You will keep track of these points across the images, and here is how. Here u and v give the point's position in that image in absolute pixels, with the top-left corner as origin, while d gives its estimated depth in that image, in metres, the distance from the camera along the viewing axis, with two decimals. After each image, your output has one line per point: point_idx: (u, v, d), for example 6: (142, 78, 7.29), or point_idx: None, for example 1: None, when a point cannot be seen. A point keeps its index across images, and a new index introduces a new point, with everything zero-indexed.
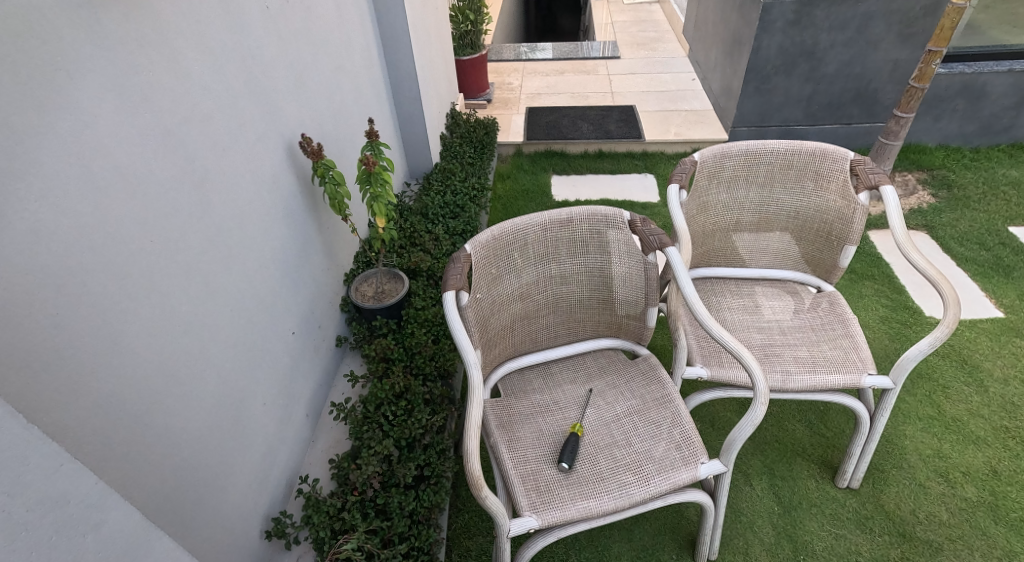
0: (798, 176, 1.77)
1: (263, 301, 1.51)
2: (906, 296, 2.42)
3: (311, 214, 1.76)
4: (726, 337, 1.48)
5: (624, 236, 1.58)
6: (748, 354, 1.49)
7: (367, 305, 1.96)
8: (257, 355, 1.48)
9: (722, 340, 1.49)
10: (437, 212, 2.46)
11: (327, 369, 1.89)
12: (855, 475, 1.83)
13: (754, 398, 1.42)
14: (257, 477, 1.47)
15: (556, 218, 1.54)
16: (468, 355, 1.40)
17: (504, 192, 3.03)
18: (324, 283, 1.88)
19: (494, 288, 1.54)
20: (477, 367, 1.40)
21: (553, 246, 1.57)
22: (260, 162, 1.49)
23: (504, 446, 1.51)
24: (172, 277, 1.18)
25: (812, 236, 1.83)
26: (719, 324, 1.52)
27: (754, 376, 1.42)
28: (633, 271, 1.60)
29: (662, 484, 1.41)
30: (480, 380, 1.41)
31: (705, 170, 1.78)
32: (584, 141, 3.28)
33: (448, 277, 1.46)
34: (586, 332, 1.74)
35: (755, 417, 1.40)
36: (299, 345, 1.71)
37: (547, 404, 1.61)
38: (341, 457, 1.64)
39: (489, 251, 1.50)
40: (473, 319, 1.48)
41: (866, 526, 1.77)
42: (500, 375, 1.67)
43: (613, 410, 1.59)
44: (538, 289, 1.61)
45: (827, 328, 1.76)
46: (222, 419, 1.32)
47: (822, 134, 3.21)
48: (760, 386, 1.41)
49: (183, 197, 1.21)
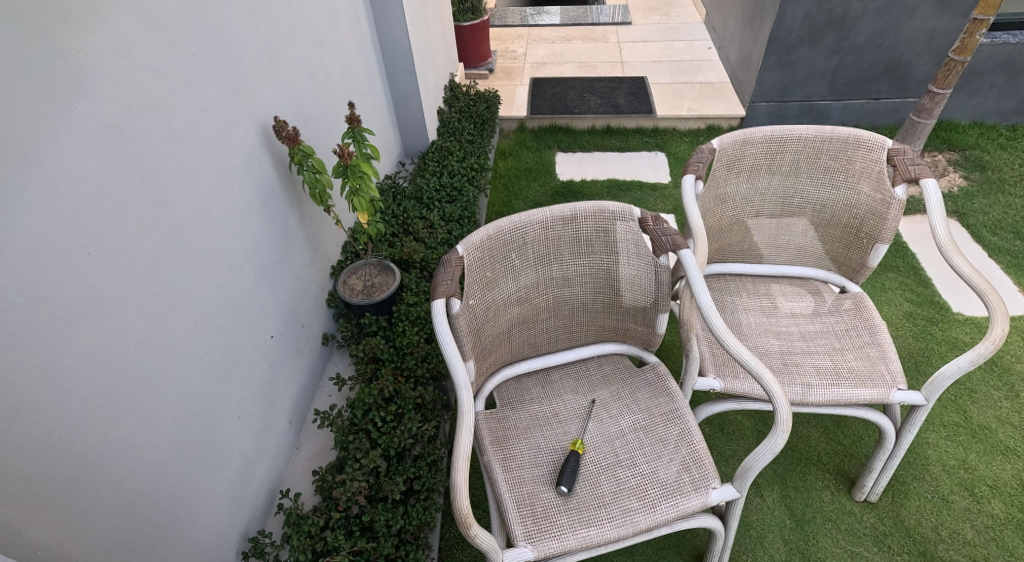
0: (828, 166, 1.60)
1: (235, 307, 1.37)
2: (932, 290, 2.27)
3: (291, 205, 1.60)
4: (746, 355, 1.33)
5: (632, 235, 1.43)
6: (768, 372, 1.34)
7: (356, 301, 1.82)
8: (228, 366, 1.34)
9: (738, 358, 1.35)
10: (432, 195, 2.29)
11: (314, 371, 1.76)
12: (873, 489, 1.73)
13: (774, 422, 1.26)
14: (230, 499, 1.36)
15: (558, 214, 1.40)
16: (457, 373, 1.26)
17: (504, 173, 2.86)
18: (309, 278, 1.74)
19: (489, 293, 1.40)
20: (468, 387, 1.26)
21: (555, 245, 1.43)
22: (228, 151, 1.33)
23: (499, 465, 1.39)
24: (118, 292, 1.04)
25: (839, 231, 1.67)
26: (735, 339, 1.37)
27: (771, 397, 1.28)
28: (641, 273, 1.46)
29: (668, 512, 1.30)
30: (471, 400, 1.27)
31: (725, 159, 1.61)
32: (591, 116, 3.07)
33: (436, 283, 1.32)
34: (589, 337, 1.60)
35: (774, 446, 1.23)
36: (280, 348, 1.57)
37: (545, 416, 1.49)
38: (325, 469, 1.55)
39: (484, 251, 1.36)
40: (465, 329, 1.35)
41: (884, 545, 1.69)
42: (496, 384, 1.55)
43: (617, 425, 1.46)
44: (538, 292, 1.47)
45: (852, 334, 1.61)
46: (187, 441, 1.21)
47: (847, 110, 3.00)
48: (781, 413, 1.26)
49: (132, 199, 1.07)
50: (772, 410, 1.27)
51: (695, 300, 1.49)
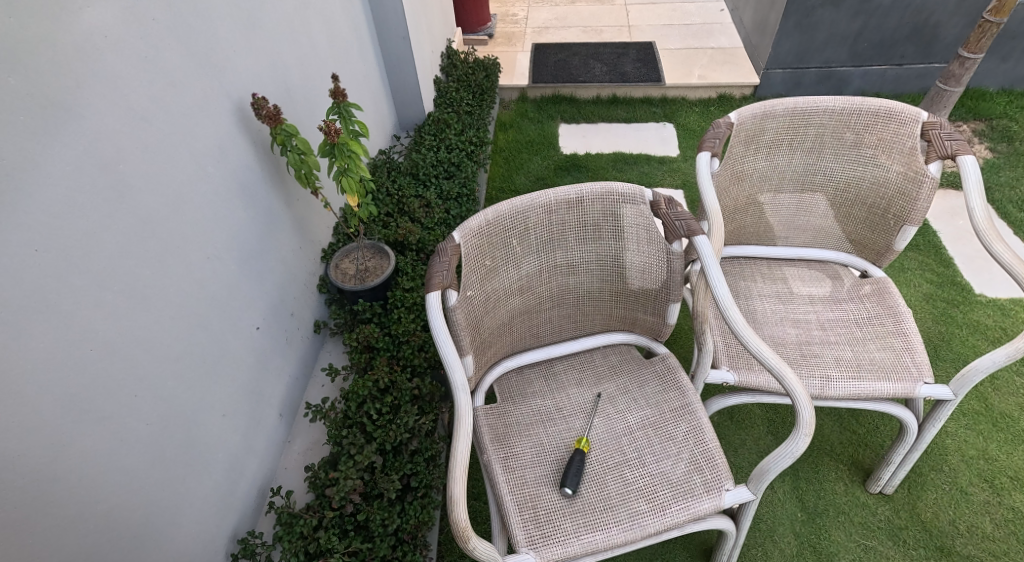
0: (855, 141, 1.47)
1: (216, 299, 1.27)
2: (954, 271, 2.17)
3: (276, 186, 1.49)
4: (767, 354, 1.22)
5: (643, 220, 1.32)
6: (791, 371, 1.23)
7: (349, 286, 1.72)
8: (209, 363, 1.26)
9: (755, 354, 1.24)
10: (429, 171, 2.18)
11: (306, 360, 1.67)
12: (890, 482, 1.67)
13: (795, 424, 1.16)
14: (215, 501, 1.29)
15: (564, 197, 1.29)
16: (454, 373, 1.17)
17: (505, 146, 2.73)
18: (298, 263, 1.64)
19: (488, 283, 1.30)
20: (465, 388, 1.16)
21: (559, 230, 1.32)
22: (200, 130, 1.21)
23: (499, 465, 1.31)
24: (74, 292, 0.95)
25: (863, 212, 1.56)
26: (755, 334, 1.26)
27: (794, 399, 1.18)
28: (651, 260, 1.36)
29: (678, 516, 1.23)
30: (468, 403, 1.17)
31: (743, 133, 1.49)
32: (596, 85, 2.92)
33: (432, 273, 1.22)
34: (595, 327, 1.51)
35: (795, 450, 1.14)
36: (268, 340, 1.49)
37: (549, 411, 1.41)
38: (318, 465, 1.48)
39: (484, 238, 1.26)
40: (462, 323, 1.25)
41: (899, 539, 1.63)
42: (496, 376, 1.46)
43: (624, 421, 1.38)
44: (541, 280, 1.37)
45: (874, 323, 1.52)
46: (162, 446, 1.13)
47: (867, 76, 2.84)
48: (804, 414, 1.16)
49: (87, 185, 0.96)
50: (793, 412, 1.17)
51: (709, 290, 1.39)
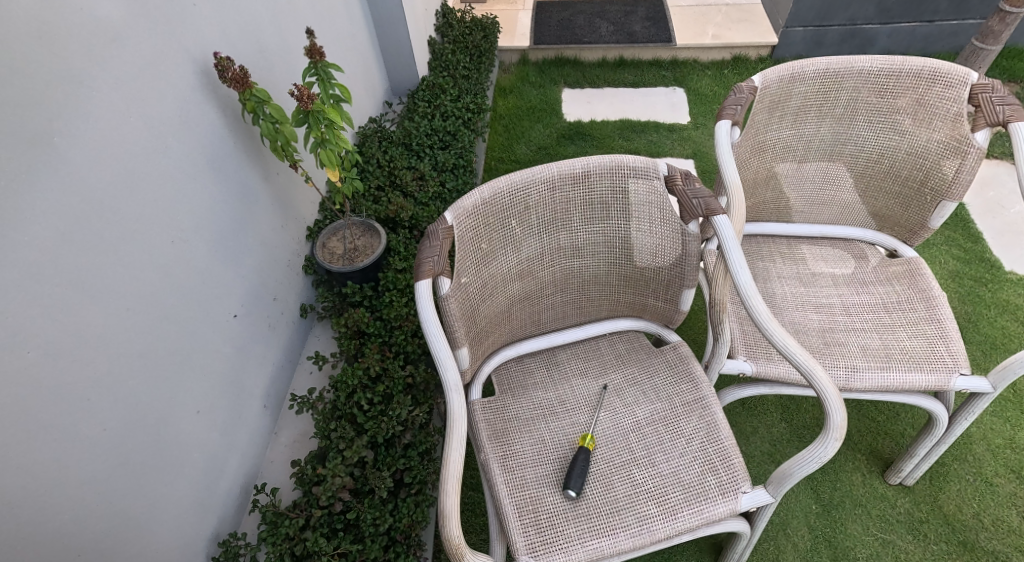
0: (891, 107, 1.33)
1: (184, 287, 1.15)
2: (983, 247, 2.04)
3: (252, 159, 1.35)
4: (795, 352, 1.08)
5: (656, 196, 1.19)
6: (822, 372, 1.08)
7: (337, 268, 1.60)
8: (179, 357, 1.15)
9: (781, 350, 1.10)
10: (423, 141, 2.04)
11: (291, 347, 1.57)
12: (911, 474, 1.58)
13: (824, 427, 1.04)
14: (192, 503, 1.20)
15: (569, 171, 1.16)
16: (447, 374, 1.04)
17: (505, 113, 2.57)
18: (281, 243, 1.51)
19: (484, 268, 1.18)
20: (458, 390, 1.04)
21: (562, 209, 1.19)
22: (155, 97, 1.07)
23: (498, 465, 1.22)
24: (5, 286, 0.83)
25: (895, 187, 1.42)
26: (781, 327, 1.11)
27: (824, 401, 1.04)
28: (664, 241, 1.23)
29: (691, 521, 1.13)
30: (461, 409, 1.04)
31: (768, 99, 1.34)
32: (602, 46, 2.74)
33: (421, 259, 1.10)
34: (601, 313, 1.39)
35: (823, 456, 1.03)
36: (248, 328, 1.37)
37: (550, 404, 1.31)
38: (306, 460, 1.38)
39: (479, 218, 1.14)
40: (456, 312, 1.14)
41: (920, 533, 1.55)
42: (494, 367, 1.36)
43: (632, 416, 1.28)
44: (543, 264, 1.25)
45: (905, 308, 1.40)
46: (124, 450, 1.03)
47: (894, 35, 2.65)
48: (834, 418, 1.03)
49: (13, 159, 0.84)
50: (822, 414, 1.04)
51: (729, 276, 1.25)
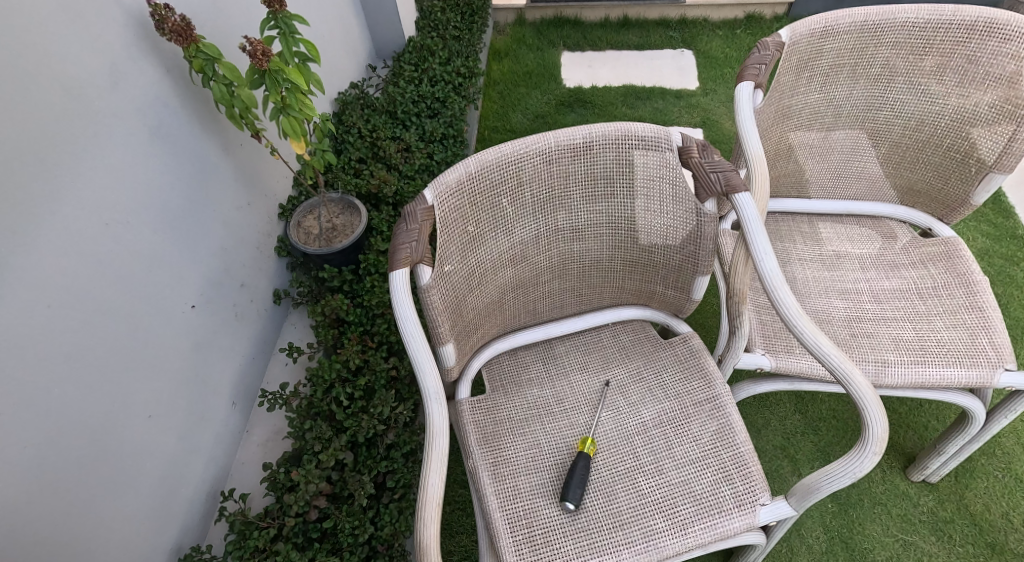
0: (937, 65, 1.18)
1: (122, 275, 1.00)
2: (1015, 222, 1.89)
3: (206, 127, 1.19)
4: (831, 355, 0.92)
5: (667, 171, 1.04)
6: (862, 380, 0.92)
7: (313, 250, 1.46)
8: (120, 355, 1.00)
9: (812, 348, 0.94)
10: (409, 109, 1.86)
11: (263, 337, 1.42)
12: (937, 471, 1.46)
13: (861, 438, 0.90)
14: (146, 516, 1.07)
15: (568, 142, 1.01)
16: (425, 382, 0.89)
17: (499, 78, 2.38)
18: (248, 222, 1.36)
19: (471, 253, 1.04)
20: (439, 399, 0.89)
21: (560, 186, 1.04)
22: (69, 51, 0.91)
23: (487, 472, 1.09)
24: None
25: (935, 158, 1.27)
26: (814, 322, 0.96)
27: (862, 409, 0.90)
28: (676, 222, 1.08)
29: (703, 537, 1.01)
30: (443, 422, 0.89)
31: (795, 57, 1.20)
32: (605, 5, 2.54)
33: (397, 244, 0.95)
34: (603, 301, 1.25)
35: (859, 471, 0.89)
36: (211, 318, 1.23)
37: (546, 403, 1.18)
38: (279, 462, 1.26)
39: (465, 197, 0.99)
40: (437, 304, 1.00)
41: (944, 534, 1.44)
42: (484, 361, 1.22)
43: (637, 416, 1.15)
44: (538, 248, 1.11)
45: (941, 294, 1.26)
46: (53, 464, 0.90)
47: None
48: (874, 429, 0.89)
49: None
50: (860, 424, 0.90)
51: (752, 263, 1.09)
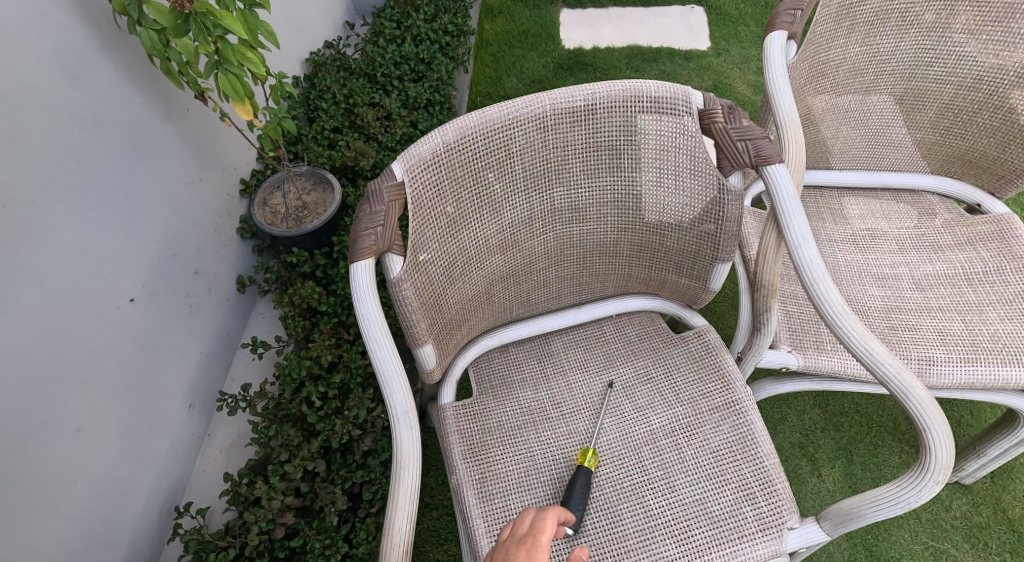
0: (1006, 11, 1.03)
1: (31, 261, 0.85)
2: None
3: (139, 86, 1.01)
4: (889, 365, 0.77)
5: (685, 138, 0.87)
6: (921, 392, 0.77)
7: (281, 231, 1.29)
8: (35, 356, 0.85)
9: (861, 355, 0.79)
10: (390, 71, 1.68)
11: (226, 329, 1.26)
12: (974, 473, 1.32)
13: (920, 462, 0.75)
14: (82, 542, 0.93)
15: (566, 105, 0.84)
16: (393, 396, 0.74)
17: (492, 38, 2.18)
18: (202, 199, 1.19)
19: (451, 238, 0.88)
20: (411, 416, 0.74)
21: (557, 157, 0.88)
22: None
23: (473, 491, 0.95)
24: None
25: (993, 121, 1.10)
26: (864, 324, 0.80)
27: (924, 429, 0.75)
28: (693, 200, 0.92)
29: None
30: (416, 445, 0.74)
31: (835, 3, 1.09)
32: None
33: (358, 230, 0.78)
34: (607, 290, 1.09)
35: (914, 501, 0.75)
36: (159, 309, 1.07)
37: (541, 408, 1.03)
38: (241, 472, 1.12)
39: (442, 171, 0.83)
40: (410, 299, 0.85)
41: (980, 542, 1.32)
42: (470, 360, 1.07)
43: (646, 423, 1.01)
44: (532, 231, 0.94)
45: (994, 280, 1.10)
46: None
47: None
48: (936, 454, 0.74)
49: None
50: (919, 446, 0.75)
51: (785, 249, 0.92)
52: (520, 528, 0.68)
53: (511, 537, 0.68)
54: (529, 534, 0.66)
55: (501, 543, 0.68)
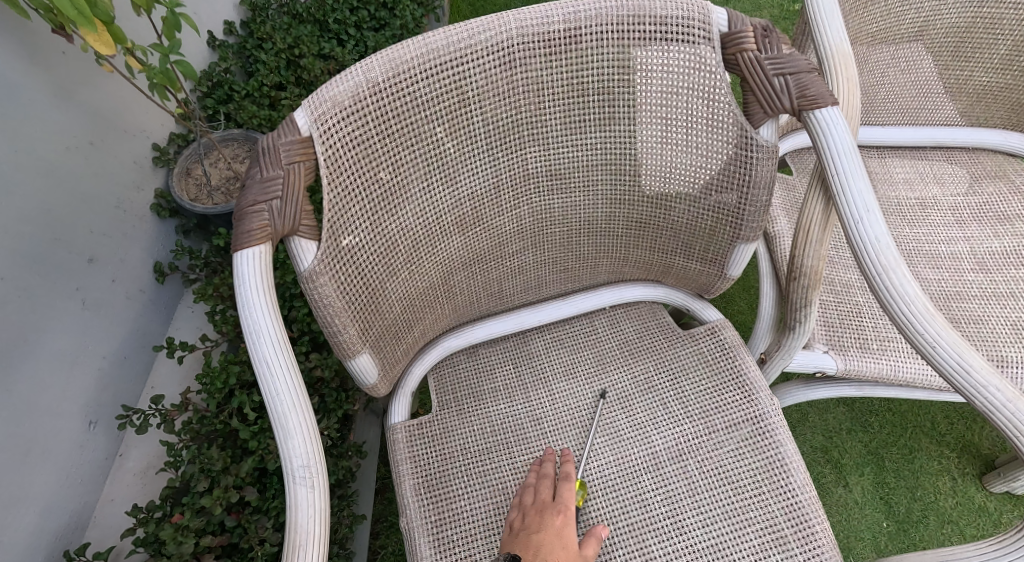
0: None
1: None
2: None
3: None
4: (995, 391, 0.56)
5: (700, 75, 0.65)
6: None
7: (205, 208, 1.09)
8: None
9: (953, 374, 0.58)
10: (344, 18, 1.43)
11: (140, 328, 1.04)
12: None
13: None
14: None
15: (538, 30, 0.61)
16: (292, 439, 0.53)
17: None
18: (93, 169, 0.96)
19: (386, 215, 0.66)
20: (315, 466, 0.54)
21: (528, 102, 0.65)
22: None
23: (428, 537, 0.75)
24: None
25: None
26: (958, 330, 0.58)
27: None
28: (709, 159, 0.70)
29: None
30: (324, 503, 0.54)
31: None
32: None
33: (243, 204, 0.56)
34: (598, 277, 0.87)
35: None
36: (32, 307, 0.85)
37: (516, 426, 0.82)
38: (149, 506, 0.90)
39: (368, 122, 0.60)
40: (328, 299, 0.63)
41: None
42: (427, 367, 0.86)
43: (649, 446, 0.80)
44: (498, 204, 0.72)
45: None
46: None
47: None
48: None
49: None
50: None
51: (833, 223, 0.70)
52: (544, 489, 0.73)
53: (537, 499, 0.72)
54: (559, 500, 0.72)
55: (526, 500, 0.73)
